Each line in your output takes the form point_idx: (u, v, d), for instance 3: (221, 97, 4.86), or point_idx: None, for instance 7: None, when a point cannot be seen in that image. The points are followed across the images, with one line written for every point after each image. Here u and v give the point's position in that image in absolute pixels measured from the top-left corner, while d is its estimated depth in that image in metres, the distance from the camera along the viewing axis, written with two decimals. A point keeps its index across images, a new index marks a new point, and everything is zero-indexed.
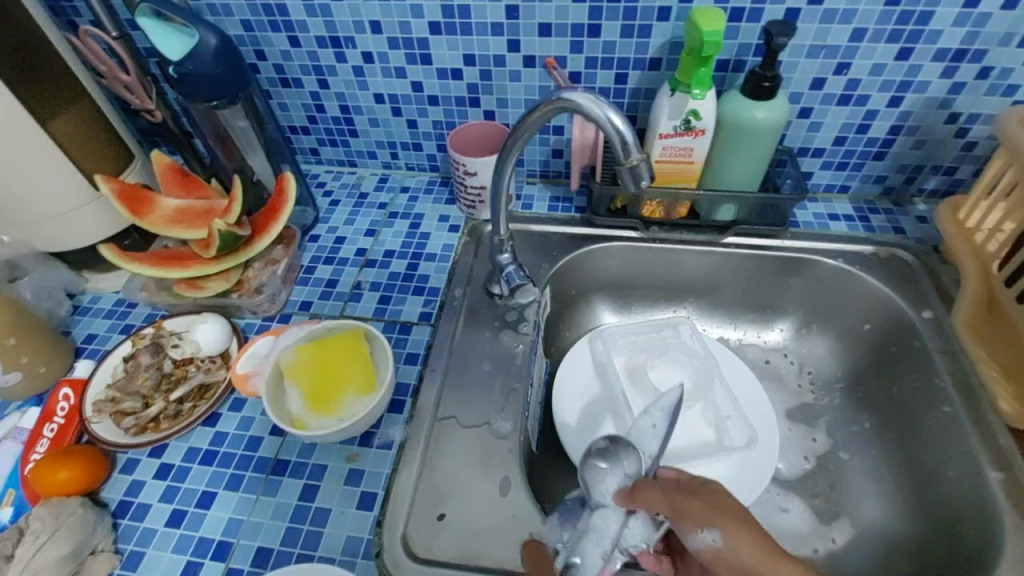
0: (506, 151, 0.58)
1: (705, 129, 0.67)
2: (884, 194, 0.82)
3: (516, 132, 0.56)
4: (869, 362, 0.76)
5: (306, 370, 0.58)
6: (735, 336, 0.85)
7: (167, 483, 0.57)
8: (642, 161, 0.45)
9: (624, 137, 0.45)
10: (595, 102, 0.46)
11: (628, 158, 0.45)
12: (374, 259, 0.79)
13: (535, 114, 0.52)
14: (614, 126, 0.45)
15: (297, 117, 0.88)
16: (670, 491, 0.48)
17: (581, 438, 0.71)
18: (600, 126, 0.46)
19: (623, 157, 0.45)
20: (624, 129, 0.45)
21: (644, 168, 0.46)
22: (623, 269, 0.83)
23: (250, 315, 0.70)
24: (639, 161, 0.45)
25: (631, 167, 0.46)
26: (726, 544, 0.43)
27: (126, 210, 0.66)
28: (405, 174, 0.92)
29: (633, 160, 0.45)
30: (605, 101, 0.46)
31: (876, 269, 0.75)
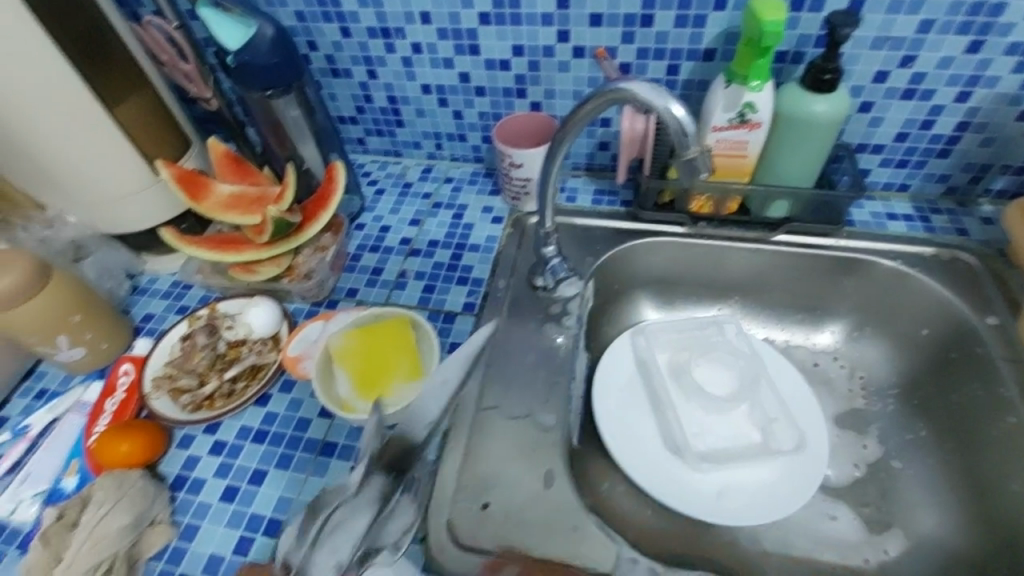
0: (556, 144, 0.58)
1: (760, 123, 0.65)
2: (947, 194, 0.79)
3: (567, 124, 0.56)
4: (925, 369, 0.73)
5: (355, 356, 0.59)
6: (781, 338, 0.83)
7: (220, 460, 0.59)
8: (699, 152, 0.47)
9: (684, 128, 0.46)
10: (657, 94, 0.46)
11: (687, 150, 0.46)
12: (419, 249, 0.80)
13: (588, 105, 0.52)
14: (674, 117, 0.46)
15: (345, 107, 0.89)
16: None
17: (622, 435, 0.71)
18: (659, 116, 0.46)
19: (682, 148, 0.46)
20: (685, 121, 0.45)
21: (701, 160, 0.47)
22: (668, 266, 0.82)
23: (300, 300, 0.72)
24: (697, 153, 0.47)
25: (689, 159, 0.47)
26: None
27: (185, 195, 0.68)
28: (449, 165, 0.92)
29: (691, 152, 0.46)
30: (667, 92, 0.46)
31: (938, 273, 0.72)
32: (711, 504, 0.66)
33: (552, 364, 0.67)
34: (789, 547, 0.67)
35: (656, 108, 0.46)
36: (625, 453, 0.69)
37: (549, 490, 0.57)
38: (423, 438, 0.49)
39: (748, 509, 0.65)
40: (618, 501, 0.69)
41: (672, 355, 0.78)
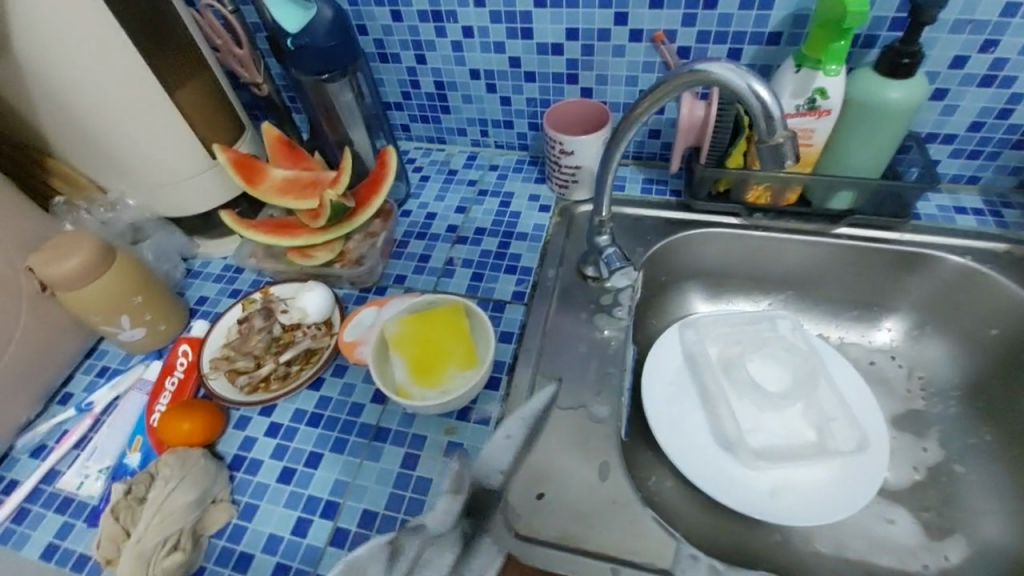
0: (620, 130, 0.56)
1: (830, 110, 0.63)
2: (1020, 188, 0.75)
3: (633, 111, 0.54)
4: (992, 370, 0.70)
5: (411, 342, 0.59)
6: (835, 335, 0.80)
7: (276, 442, 0.60)
8: (786, 135, 0.46)
9: (769, 110, 0.45)
10: (742, 77, 0.46)
11: (773, 135, 0.46)
12: (466, 236, 0.79)
13: (662, 90, 0.51)
14: (758, 99, 0.45)
15: (392, 92, 0.88)
16: None
17: (671, 429, 0.69)
18: (744, 100, 0.46)
19: (767, 133, 0.46)
20: (771, 103, 0.45)
21: (788, 145, 0.46)
22: (719, 258, 0.80)
23: (349, 285, 0.72)
24: (784, 138, 0.46)
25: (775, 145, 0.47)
26: None
27: (241, 179, 0.69)
28: (494, 152, 0.92)
29: (777, 137, 0.46)
30: (752, 74, 0.46)
31: (1010, 270, 0.68)
32: (764, 503, 0.64)
33: (603, 356, 0.66)
34: (843, 550, 0.65)
35: (739, 90, 0.46)
36: (675, 447, 0.68)
37: (601, 484, 0.57)
38: (495, 483, 0.55)
39: (803, 509, 0.63)
40: (666, 496, 0.68)
41: (722, 350, 0.76)
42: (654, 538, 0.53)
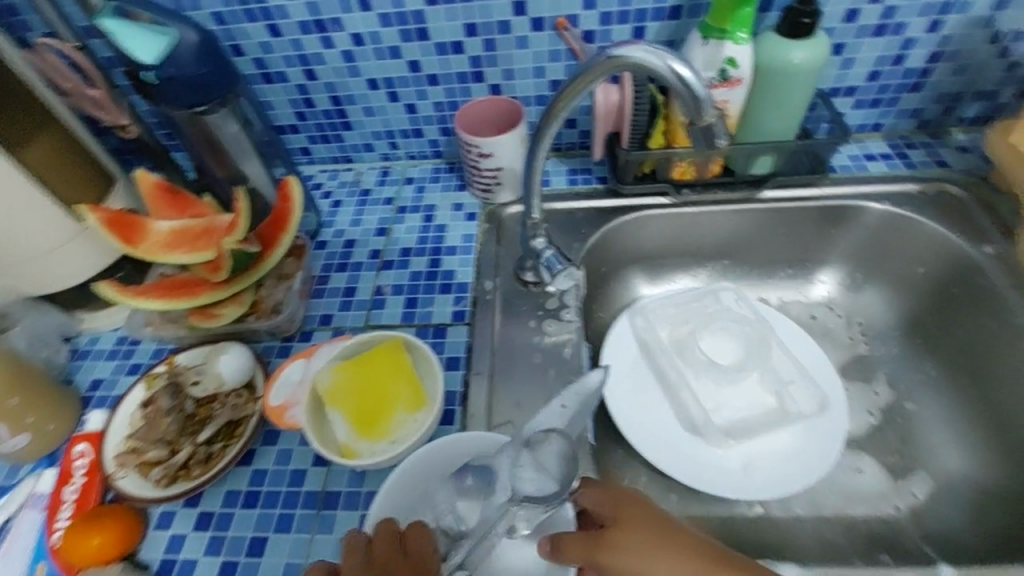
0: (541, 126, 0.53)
1: (742, 79, 0.61)
2: (921, 128, 0.77)
3: (557, 102, 0.50)
4: (923, 306, 0.72)
5: (348, 392, 0.53)
6: (776, 297, 0.81)
7: (209, 535, 0.53)
8: (714, 113, 0.44)
9: (694, 91, 0.43)
10: (661, 57, 0.43)
11: (702, 116, 0.44)
12: (391, 260, 0.73)
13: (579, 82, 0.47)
14: (679, 78, 0.43)
15: (284, 115, 0.80)
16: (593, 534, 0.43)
17: (638, 425, 0.67)
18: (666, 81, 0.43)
19: (697, 115, 0.44)
20: (694, 83, 0.43)
21: (718, 124, 0.45)
22: (654, 239, 0.78)
23: (269, 337, 0.64)
24: (713, 118, 0.44)
25: (703, 125, 0.45)
26: None
27: (118, 239, 0.59)
28: (407, 164, 0.85)
29: (708, 116, 0.44)
30: (668, 52, 0.43)
31: (926, 208, 0.71)
32: (739, 480, 0.63)
33: (559, 363, 0.63)
34: (822, 509, 0.64)
35: (659, 72, 0.43)
36: (646, 443, 0.66)
37: None
38: None
39: (776, 483, 0.62)
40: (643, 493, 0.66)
41: (671, 333, 0.75)
42: None
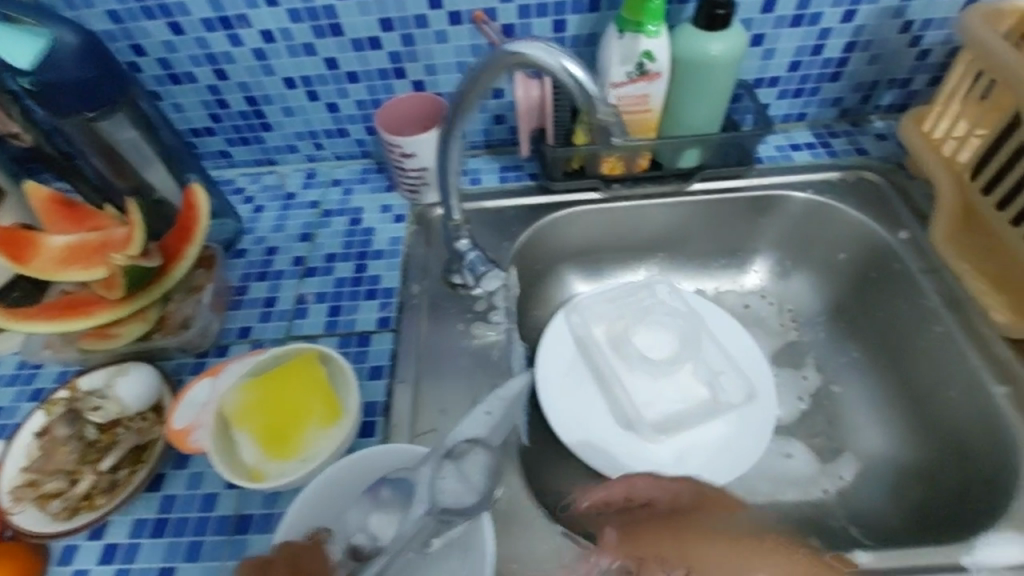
0: (450, 124, 0.51)
1: (660, 73, 0.61)
2: (841, 116, 0.79)
3: (463, 97, 0.48)
4: (847, 291, 0.74)
5: (256, 411, 0.50)
6: (711, 287, 0.81)
7: (115, 568, 0.51)
8: (608, 111, 0.43)
9: (584, 88, 0.43)
10: (553, 55, 0.42)
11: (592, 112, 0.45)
12: (315, 267, 0.70)
13: (482, 75, 0.46)
14: (570, 75, 0.43)
15: (197, 117, 0.75)
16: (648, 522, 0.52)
17: (572, 424, 0.67)
18: (558, 79, 0.43)
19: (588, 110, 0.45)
20: (585, 81, 0.43)
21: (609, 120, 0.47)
22: (587, 235, 0.77)
23: (181, 354, 0.61)
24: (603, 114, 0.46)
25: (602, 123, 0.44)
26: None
27: (5, 259, 0.55)
28: (334, 165, 0.82)
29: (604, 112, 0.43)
30: (559, 49, 0.42)
31: (846, 196, 0.72)
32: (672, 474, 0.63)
33: (488, 366, 0.62)
34: (754, 497, 0.65)
35: (552, 71, 0.42)
36: (580, 443, 0.65)
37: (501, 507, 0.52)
38: None
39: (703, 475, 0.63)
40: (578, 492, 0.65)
41: (605, 329, 0.74)
42: (568, 553, 0.50)
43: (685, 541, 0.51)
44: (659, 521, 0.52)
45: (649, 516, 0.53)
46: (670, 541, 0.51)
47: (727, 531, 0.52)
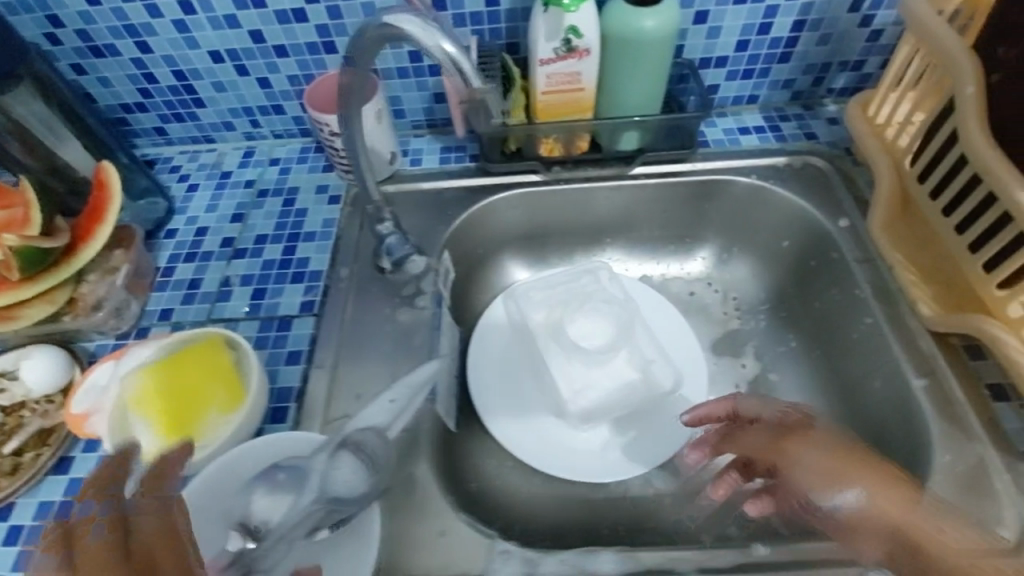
0: (345, 102, 0.49)
1: (589, 49, 0.58)
2: (793, 99, 0.76)
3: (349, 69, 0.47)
4: (789, 280, 0.72)
5: (155, 397, 0.49)
6: (657, 270, 0.79)
7: (17, 550, 0.50)
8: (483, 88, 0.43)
9: (459, 65, 0.43)
10: (424, 32, 0.42)
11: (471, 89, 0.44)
12: (244, 248, 0.69)
13: (362, 43, 0.45)
14: (444, 53, 0.42)
15: (126, 92, 0.73)
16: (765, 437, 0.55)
17: (500, 411, 0.67)
18: (432, 56, 0.43)
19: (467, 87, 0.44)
20: (458, 59, 0.43)
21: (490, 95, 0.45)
22: (528, 219, 0.75)
23: (99, 335, 0.60)
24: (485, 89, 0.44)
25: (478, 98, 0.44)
26: (867, 501, 0.45)
27: None
28: (273, 144, 0.79)
29: (477, 91, 0.43)
30: (433, 26, 0.42)
31: (790, 182, 0.70)
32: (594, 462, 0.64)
33: (410, 350, 0.60)
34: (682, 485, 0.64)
35: (426, 48, 0.42)
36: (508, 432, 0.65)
37: (404, 496, 0.51)
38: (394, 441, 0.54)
39: (622, 463, 0.64)
40: (505, 478, 0.65)
41: (542, 317, 0.70)
42: (468, 544, 0.49)
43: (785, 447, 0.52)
44: (769, 434, 0.55)
45: (752, 436, 0.56)
46: (766, 449, 0.54)
47: (811, 450, 0.50)
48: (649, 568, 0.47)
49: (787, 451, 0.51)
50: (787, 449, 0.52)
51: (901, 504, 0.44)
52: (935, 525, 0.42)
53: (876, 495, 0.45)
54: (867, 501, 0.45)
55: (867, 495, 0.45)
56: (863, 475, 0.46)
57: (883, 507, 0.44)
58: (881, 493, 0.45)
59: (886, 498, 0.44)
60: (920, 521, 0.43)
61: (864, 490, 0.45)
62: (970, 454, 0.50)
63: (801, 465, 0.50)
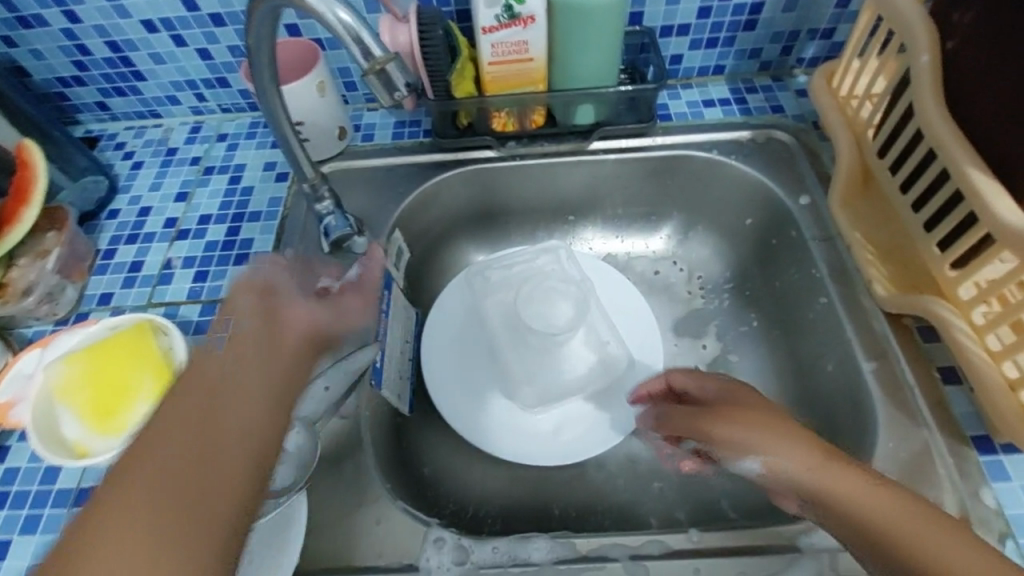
0: (254, 71, 0.46)
1: (534, 17, 0.55)
2: (762, 70, 0.73)
3: (250, 36, 0.44)
4: (753, 259, 0.70)
5: (81, 384, 0.50)
6: (621, 247, 0.76)
7: None
8: (383, 59, 0.39)
9: (357, 35, 0.39)
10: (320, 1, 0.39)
11: (371, 62, 0.40)
12: (187, 229, 0.66)
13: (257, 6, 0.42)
14: (341, 22, 0.39)
15: (62, 66, 0.70)
16: (689, 414, 0.49)
17: (452, 394, 0.66)
18: (331, 28, 0.39)
19: (365, 61, 0.40)
20: (357, 30, 0.39)
21: (394, 66, 0.40)
22: (485, 196, 0.72)
23: (37, 321, 0.60)
24: (386, 61, 0.40)
25: (376, 72, 0.40)
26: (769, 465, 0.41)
27: None
28: (222, 119, 0.76)
29: (373, 64, 0.40)
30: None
31: (754, 157, 0.67)
32: (549, 446, 0.63)
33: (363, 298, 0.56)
34: (635, 468, 0.64)
35: (323, 19, 0.39)
36: (461, 417, 0.64)
37: (342, 484, 0.50)
38: (335, 428, 0.53)
39: (579, 446, 0.63)
40: (458, 460, 0.64)
41: (496, 296, 0.69)
42: (404, 532, 0.48)
43: (700, 416, 0.48)
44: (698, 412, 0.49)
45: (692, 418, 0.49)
46: (690, 426, 0.49)
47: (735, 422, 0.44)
48: (583, 554, 0.46)
49: (708, 429, 0.46)
50: (711, 427, 0.46)
51: (900, 509, 0.34)
52: (884, 512, 0.35)
53: (795, 465, 0.40)
54: (801, 471, 0.39)
55: (772, 462, 0.41)
56: (799, 447, 0.41)
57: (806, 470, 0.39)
58: (804, 464, 0.40)
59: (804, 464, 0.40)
60: (884, 523, 0.34)
61: (767, 457, 0.42)
62: (914, 441, 0.49)
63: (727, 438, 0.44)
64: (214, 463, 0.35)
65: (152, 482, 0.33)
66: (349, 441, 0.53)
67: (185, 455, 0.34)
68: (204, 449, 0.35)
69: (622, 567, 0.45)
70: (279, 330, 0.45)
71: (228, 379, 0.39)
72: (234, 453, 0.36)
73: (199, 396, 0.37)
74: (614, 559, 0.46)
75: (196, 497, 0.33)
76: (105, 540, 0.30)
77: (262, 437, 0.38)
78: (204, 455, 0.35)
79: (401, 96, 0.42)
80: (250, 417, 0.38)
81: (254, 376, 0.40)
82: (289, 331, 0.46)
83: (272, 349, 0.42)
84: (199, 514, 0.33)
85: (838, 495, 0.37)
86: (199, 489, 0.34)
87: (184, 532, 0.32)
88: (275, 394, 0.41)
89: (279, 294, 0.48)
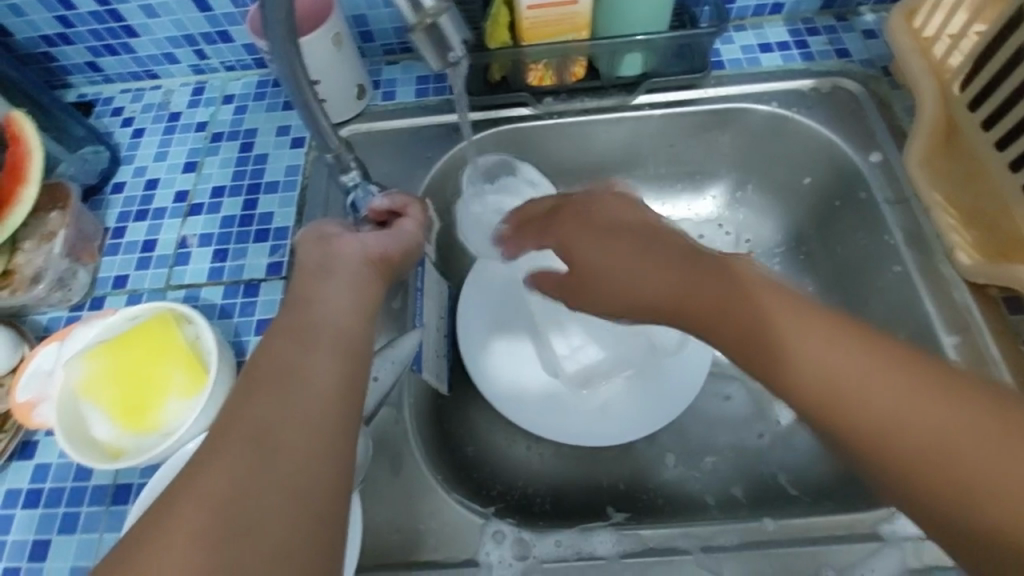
0: (272, 33, 0.40)
1: None
2: (825, 8, 0.65)
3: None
4: (811, 220, 0.64)
5: (106, 381, 0.46)
6: (663, 210, 0.70)
7: None
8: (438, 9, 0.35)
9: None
10: None
11: (421, 17, 0.36)
12: (200, 203, 0.61)
13: None
14: None
15: (45, 23, 0.63)
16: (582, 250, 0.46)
17: (491, 372, 0.61)
18: None
19: (415, 15, 0.36)
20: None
21: (446, 17, 0.37)
22: (519, 158, 0.66)
23: (51, 308, 0.56)
24: (436, 15, 0.36)
25: (427, 27, 0.37)
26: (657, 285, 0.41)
27: None
28: (226, 77, 0.69)
29: (424, 19, 0.36)
30: None
31: (816, 109, 0.61)
32: (596, 427, 0.59)
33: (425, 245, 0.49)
34: (686, 444, 0.61)
35: None
36: (505, 400, 0.60)
37: (392, 475, 0.48)
38: (383, 417, 0.50)
39: (629, 428, 0.59)
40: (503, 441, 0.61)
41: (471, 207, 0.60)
42: (460, 523, 0.46)
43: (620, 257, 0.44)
44: (604, 228, 0.45)
45: (604, 255, 0.44)
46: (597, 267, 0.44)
47: (635, 259, 0.42)
48: (651, 547, 0.44)
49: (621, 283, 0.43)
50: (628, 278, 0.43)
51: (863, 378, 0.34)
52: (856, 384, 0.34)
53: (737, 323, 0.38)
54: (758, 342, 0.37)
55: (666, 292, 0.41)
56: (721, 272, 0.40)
57: (728, 316, 0.39)
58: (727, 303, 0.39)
59: (732, 307, 0.39)
60: (852, 387, 0.34)
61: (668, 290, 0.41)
62: None
63: (631, 279, 0.42)
64: (280, 469, 0.28)
65: (210, 490, 0.26)
66: (398, 431, 0.50)
67: (244, 463, 0.27)
68: (259, 455, 0.28)
69: (694, 559, 0.43)
70: (354, 311, 0.37)
71: (301, 367, 0.32)
72: (305, 454, 0.29)
73: (266, 387, 0.31)
74: (685, 550, 0.44)
75: (263, 506, 0.27)
76: (156, 557, 0.24)
77: (337, 435, 0.30)
78: (261, 460, 0.28)
79: (455, 55, 0.40)
80: (300, 381, 0.31)
81: (327, 365, 0.33)
82: (366, 309, 0.38)
83: (328, 316, 0.36)
84: (270, 525, 0.26)
85: (793, 359, 0.36)
86: (255, 514, 0.26)
87: (254, 551, 0.25)
88: (331, 353, 0.34)
89: (346, 257, 0.41)
